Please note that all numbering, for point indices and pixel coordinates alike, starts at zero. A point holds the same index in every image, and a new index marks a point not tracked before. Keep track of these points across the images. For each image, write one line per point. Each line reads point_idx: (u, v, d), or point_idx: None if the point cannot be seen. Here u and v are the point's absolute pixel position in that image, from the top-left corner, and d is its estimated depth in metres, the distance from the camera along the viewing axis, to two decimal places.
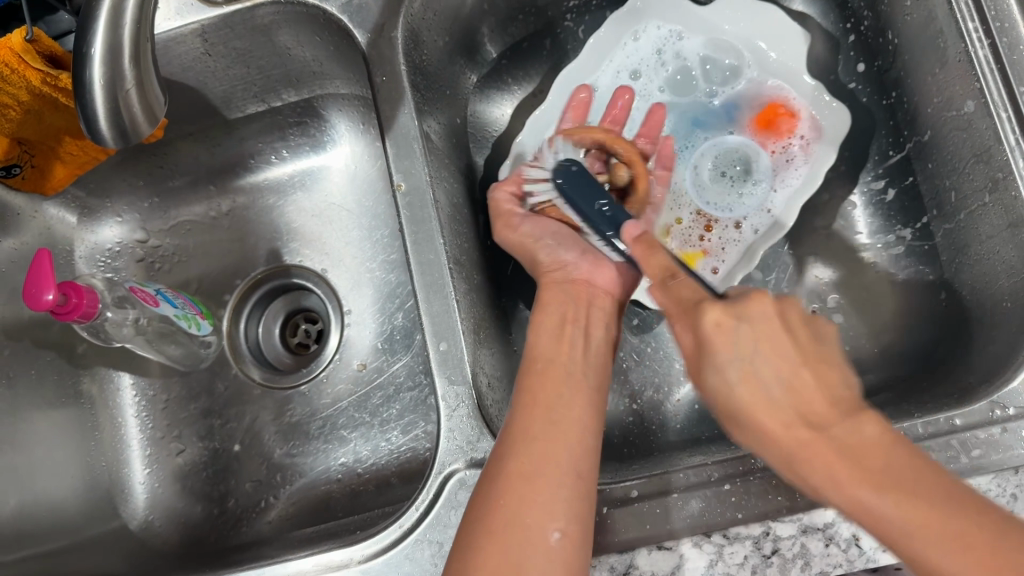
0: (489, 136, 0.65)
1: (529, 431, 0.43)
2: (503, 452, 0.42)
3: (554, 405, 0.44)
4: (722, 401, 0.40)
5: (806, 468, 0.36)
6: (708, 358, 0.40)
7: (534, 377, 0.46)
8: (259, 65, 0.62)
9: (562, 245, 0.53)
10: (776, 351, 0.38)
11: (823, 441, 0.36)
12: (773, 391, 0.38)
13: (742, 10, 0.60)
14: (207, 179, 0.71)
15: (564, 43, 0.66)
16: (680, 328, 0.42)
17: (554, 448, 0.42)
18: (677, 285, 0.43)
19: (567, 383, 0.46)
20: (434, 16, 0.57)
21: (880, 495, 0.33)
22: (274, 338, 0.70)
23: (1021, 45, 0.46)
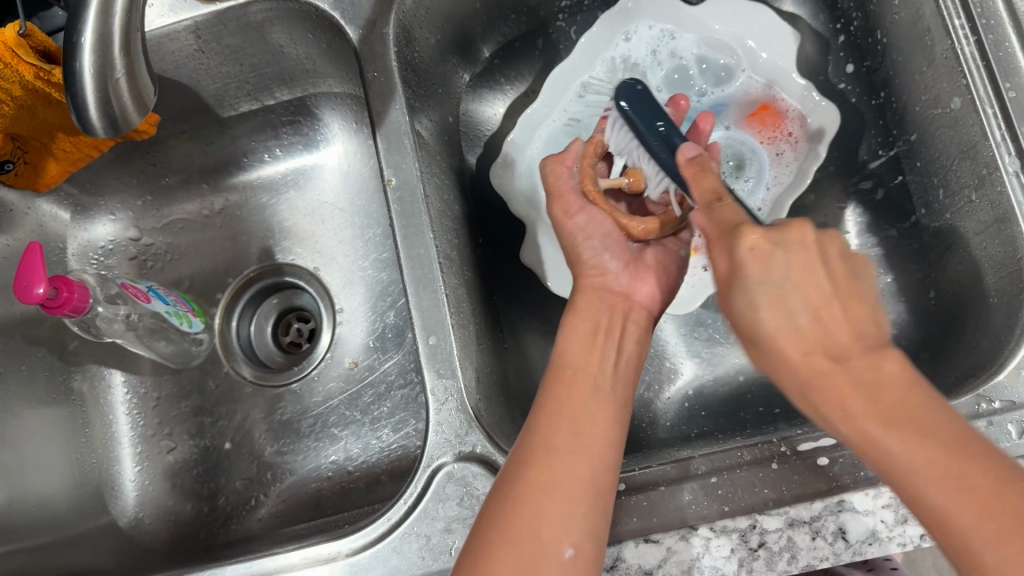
0: (481, 135, 0.65)
1: (552, 441, 0.42)
2: (521, 462, 0.42)
3: (579, 417, 0.44)
4: (749, 323, 0.40)
5: (821, 398, 0.37)
6: (738, 281, 0.40)
7: (561, 387, 0.46)
8: (252, 63, 0.62)
9: (607, 250, 0.53)
10: (807, 279, 0.39)
11: (840, 372, 0.37)
12: (800, 316, 0.39)
13: (734, 9, 0.61)
14: (200, 178, 0.71)
15: (556, 42, 0.66)
16: (715, 250, 0.42)
17: (578, 461, 0.41)
18: (730, 207, 0.43)
19: (593, 397, 0.46)
20: (426, 14, 0.57)
21: (889, 431, 0.34)
22: (266, 336, 0.70)
23: (1006, 42, 0.47)
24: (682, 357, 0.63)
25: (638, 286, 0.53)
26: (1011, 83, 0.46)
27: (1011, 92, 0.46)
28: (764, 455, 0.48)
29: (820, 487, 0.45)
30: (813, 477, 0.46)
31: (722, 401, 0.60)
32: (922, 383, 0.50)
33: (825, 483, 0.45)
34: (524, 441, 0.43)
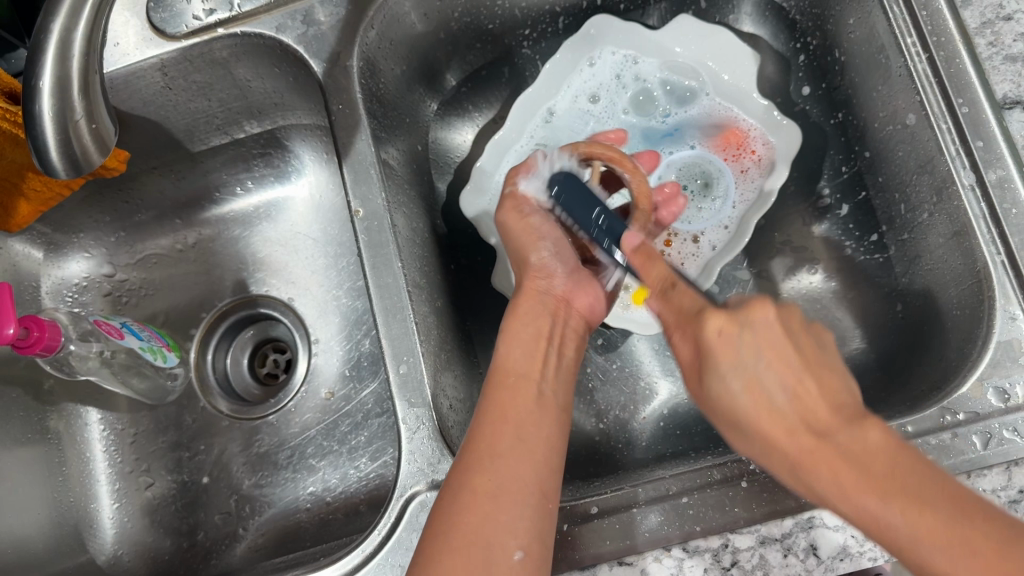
0: (450, 162, 0.65)
1: (495, 447, 0.43)
2: (465, 466, 0.42)
3: (522, 418, 0.45)
4: (729, 408, 0.42)
5: (810, 476, 0.37)
6: (711, 365, 0.43)
7: (503, 391, 0.47)
8: (219, 98, 0.63)
9: (558, 255, 0.55)
10: (779, 357, 0.41)
11: (829, 448, 0.37)
12: (778, 400, 0.40)
13: (694, 31, 0.61)
14: (173, 213, 0.71)
15: (523, 69, 0.67)
16: (677, 335, 0.45)
17: (520, 465, 0.42)
18: (682, 291, 0.45)
19: (536, 399, 0.46)
20: (389, 45, 0.57)
21: (884, 502, 0.34)
22: (242, 369, 0.70)
23: (957, 58, 0.48)
24: (656, 376, 0.63)
25: (577, 294, 0.55)
26: (963, 98, 0.47)
27: (964, 107, 0.47)
28: (734, 473, 0.48)
29: (790, 503, 0.45)
30: (783, 493, 0.46)
31: (696, 419, 0.61)
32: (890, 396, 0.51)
33: (796, 499, 0.45)
34: (465, 450, 0.43)
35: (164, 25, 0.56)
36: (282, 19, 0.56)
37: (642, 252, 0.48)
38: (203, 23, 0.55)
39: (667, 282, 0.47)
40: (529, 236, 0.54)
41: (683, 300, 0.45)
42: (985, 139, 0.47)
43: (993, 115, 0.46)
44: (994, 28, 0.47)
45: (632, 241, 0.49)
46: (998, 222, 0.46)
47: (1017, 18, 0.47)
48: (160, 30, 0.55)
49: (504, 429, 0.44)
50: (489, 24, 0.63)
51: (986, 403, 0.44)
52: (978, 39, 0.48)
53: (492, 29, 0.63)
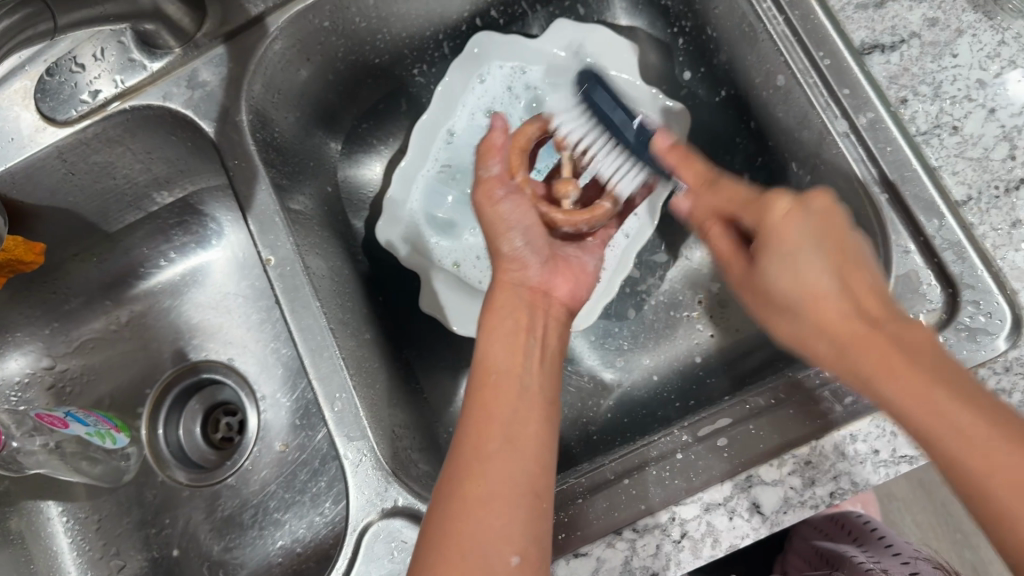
0: (364, 199, 0.66)
1: (483, 450, 0.41)
2: (454, 474, 0.41)
3: (508, 423, 0.43)
4: (781, 294, 0.42)
5: (864, 365, 0.37)
6: (769, 250, 0.42)
7: (486, 389, 0.45)
8: (124, 175, 0.63)
9: (529, 246, 0.53)
10: (836, 244, 0.41)
11: (881, 336, 0.37)
12: (829, 285, 0.40)
13: (572, 34, 0.62)
14: (102, 296, 0.71)
15: (419, 97, 0.68)
16: (715, 231, 0.48)
17: (509, 470, 0.41)
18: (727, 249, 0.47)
19: (521, 396, 0.45)
20: (277, 95, 0.58)
21: (950, 406, 0.34)
22: (196, 437, 0.70)
23: (812, 14, 0.50)
24: (597, 370, 0.64)
25: (555, 283, 0.53)
26: (824, 51, 0.49)
27: (826, 60, 0.49)
28: (667, 449, 0.49)
29: (724, 468, 0.46)
30: (715, 460, 0.47)
31: (641, 404, 0.62)
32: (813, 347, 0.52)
33: (730, 464, 0.46)
34: (453, 459, 0.42)
35: (54, 112, 0.56)
36: (167, 88, 0.57)
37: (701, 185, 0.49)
38: (91, 105, 0.56)
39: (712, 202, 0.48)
40: (499, 229, 0.52)
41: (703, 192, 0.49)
42: (851, 86, 0.48)
43: (854, 63, 0.48)
44: None
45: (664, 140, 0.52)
46: (875, 163, 0.48)
47: None
48: (51, 119, 0.56)
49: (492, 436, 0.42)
50: (376, 59, 0.63)
51: None
52: None
53: (380, 63, 0.64)
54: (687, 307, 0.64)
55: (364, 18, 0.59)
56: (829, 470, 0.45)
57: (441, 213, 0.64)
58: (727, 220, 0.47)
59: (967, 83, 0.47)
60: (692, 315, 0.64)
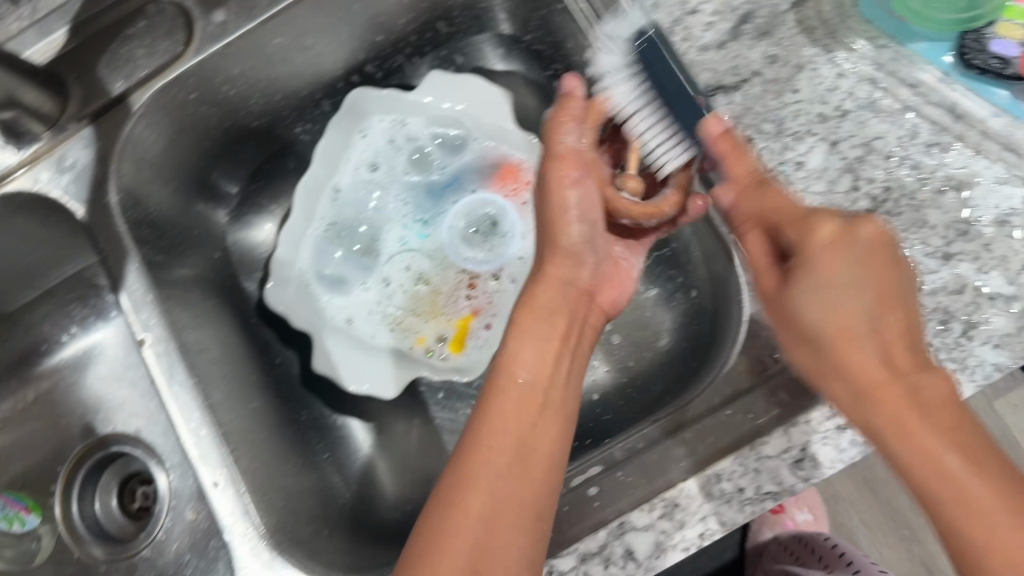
0: (258, 260, 0.66)
1: (492, 465, 0.40)
2: (452, 480, 0.40)
3: (525, 436, 0.41)
4: (805, 325, 0.40)
5: (870, 412, 0.38)
6: (801, 278, 0.40)
7: (498, 397, 0.43)
8: (11, 257, 0.63)
9: (587, 223, 0.48)
10: (845, 291, 0.39)
11: (898, 386, 0.37)
12: (860, 325, 0.38)
13: (446, 83, 0.63)
14: (8, 375, 0.71)
15: (305, 156, 0.68)
16: (752, 240, 0.44)
17: (513, 486, 0.40)
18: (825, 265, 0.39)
19: (541, 407, 0.43)
20: (150, 170, 0.58)
21: (973, 475, 0.34)
22: (112, 509, 0.68)
23: None
24: None
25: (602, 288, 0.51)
26: None
27: None
28: None
29: (600, 518, 0.46)
30: (591, 508, 0.46)
31: None
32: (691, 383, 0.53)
33: (603, 513, 0.46)
34: (447, 474, 0.41)
35: None
36: (38, 171, 0.56)
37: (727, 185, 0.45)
38: None
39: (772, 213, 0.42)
40: (560, 212, 0.48)
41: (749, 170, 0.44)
42: None
43: (700, 106, 0.50)
44: (684, 24, 0.50)
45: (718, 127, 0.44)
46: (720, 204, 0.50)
47: (701, 10, 0.50)
48: None
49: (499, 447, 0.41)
50: (253, 122, 0.63)
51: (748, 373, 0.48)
52: (672, 37, 0.50)
53: (258, 126, 0.64)
54: None
55: (233, 86, 0.59)
56: (697, 512, 0.45)
57: (330, 270, 0.63)
58: (766, 232, 0.43)
59: (809, 118, 0.48)
60: None
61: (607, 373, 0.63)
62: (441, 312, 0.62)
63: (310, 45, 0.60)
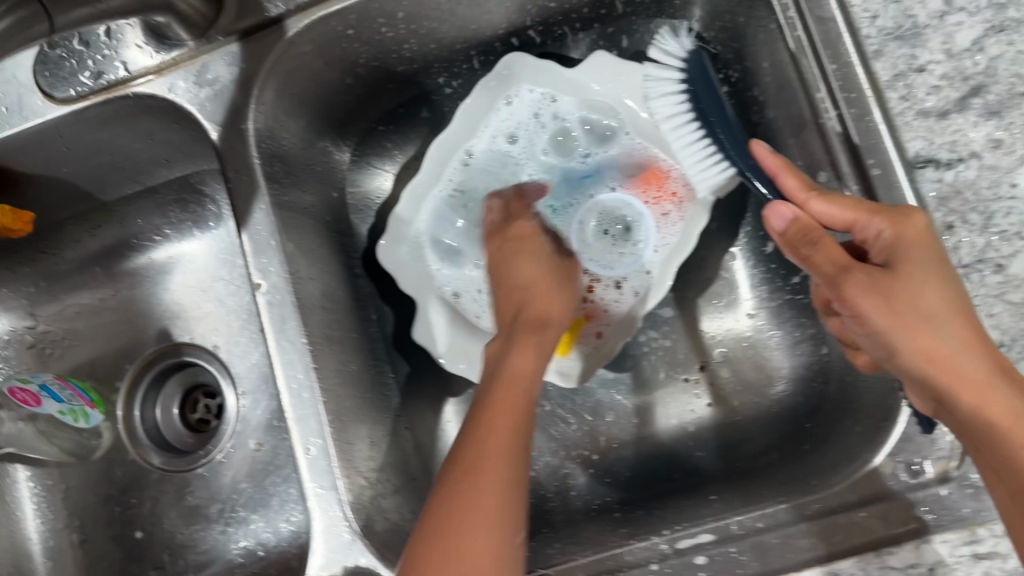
0: (370, 205, 0.64)
1: (448, 522, 0.38)
2: (429, 531, 0.38)
3: (480, 474, 0.39)
4: (922, 305, 0.40)
5: (948, 385, 0.39)
6: (897, 278, 0.41)
7: (476, 452, 0.41)
8: (124, 153, 0.61)
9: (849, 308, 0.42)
10: (940, 286, 0.40)
11: (959, 359, 0.39)
12: (942, 312, 0.40)
13: (610, 68, 0.58)
14: (93, 262, 0.69)
15: (441, 107, 0.64)
16: (858, 277, 0.41)
17: (480, 536, 0.38)
18: (826, 246, 0.42)
19: (483, 440, 0.41)
20: (288, 103, 0.55)
21: (1008, 405, 0.38)
22: (173, 417, 0.68)
23: (868, 116, 0.46)
24: (589, 420, 0.61)
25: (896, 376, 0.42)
26: (874, 158, 0.46)
27: (875, 168, 0.46)
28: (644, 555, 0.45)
29: None
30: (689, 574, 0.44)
31: (627, 464, 0.59)
32: (812, 453, 0.51)
33: None
34: (436, 509, 0.39)
35: (54, 89, 0.53)
36: (174, 79, 0.53)
37: (822, 238, 0.42)
38: (92, 88, 0.53)
39: (810, 241, 0.42)
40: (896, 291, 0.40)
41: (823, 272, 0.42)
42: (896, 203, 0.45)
43: (906, 179, 0.45)
44: (907, 80, 0.45)
45: (762, 150, 0.48)
46: None
47: (931, 69, 0.45)
48: (50, 95, 0.53)
49: (471, 518, 0.38)
50: (399, 67, 0.59)
51: (897, 479, 0.43)
52: (889, 93, 0.45)
53: (402, 71, 0.60)
54: (687, 368, 0.61)
55: (393, 29, 0.55)
56: None
57: (447, 239, 0.61)
58: (838, 257, 0.41)
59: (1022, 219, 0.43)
60: (691, 379, 0.60)
61: (708, 408, 0.60)
62: None
63: (482, 2, 0.55)
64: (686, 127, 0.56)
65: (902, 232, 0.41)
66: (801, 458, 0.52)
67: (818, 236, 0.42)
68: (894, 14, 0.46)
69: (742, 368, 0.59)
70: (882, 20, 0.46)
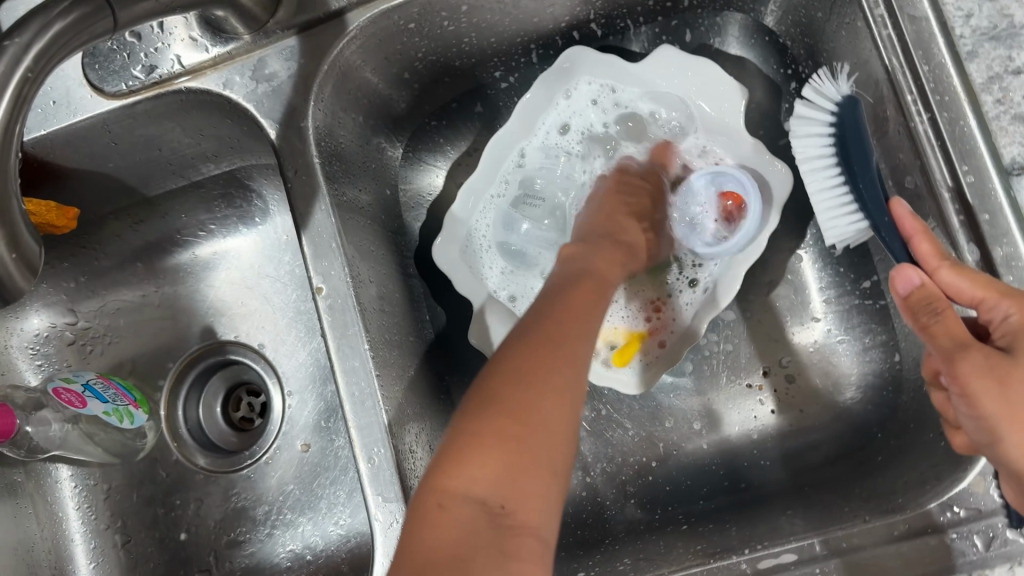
0: (422, 202, 0.62)
1: (503, 405, 0.37)
2: (476, 414, 0.37)
3: (543, 375, 0.38)
4: None
5: None
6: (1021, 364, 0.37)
7: (536, 352, 0.39)
8: (171, 147, 0.59)
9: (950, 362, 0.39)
10: None
11: None
12: None
13: (677, 64, 0.56)
14: (134, 257, 0.67)
15: (496, 101, 0.62)
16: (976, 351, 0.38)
17: (528, 429, 0.36)
18: (949, 318, 0.39)
19: (555, 353, 0.40)
20: (346, 97, 0.53)
21: None
22: (215, 417, 0.66)
23: (962, 120, 0.44)
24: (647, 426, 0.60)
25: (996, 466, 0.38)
26: (968, 166, 0.44)
27: (969, 176, 0.44)
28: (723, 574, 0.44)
29: None
30: None
31: (687, 472, 0.58)
32: (887, 467, 0.50)
33: None
34: (486, 393, 0.38)
35: (103, 82, 0.51)
36: (229, 74, 0.51)
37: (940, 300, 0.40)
38: (144, 82, 0.51)
39: (931, 307, 0.39)
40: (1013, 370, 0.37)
41: (933, 334, 0.39)
42: (991, 212, 0.43)
43: (1001, 186, 0.43)
44: (1003, 83, 0.43)
45: (901, 210, 0.44)
46: None
47: None
48: (98, 89, 0.51)
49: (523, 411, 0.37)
50: (457, 62, 0.58)
51: (988, 499, 0.42)
52: (984, 96, 0.44)
53: (461, 66, 0.58)
54: (749, 374, 0.59)
55: (455, 23, 0.53)
56: None
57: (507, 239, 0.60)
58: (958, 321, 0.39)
59: None
60: (754, 385, 0.59)
61: (771, 414, 0.58)
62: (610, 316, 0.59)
63: None
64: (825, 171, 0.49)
65: None
66: (873, 472, 0.50)
67: (941, 305, 0.39)
68: (990, 14, 0.44)
69: (806, 375, 0.58)
70: (977, 20, 0.44)
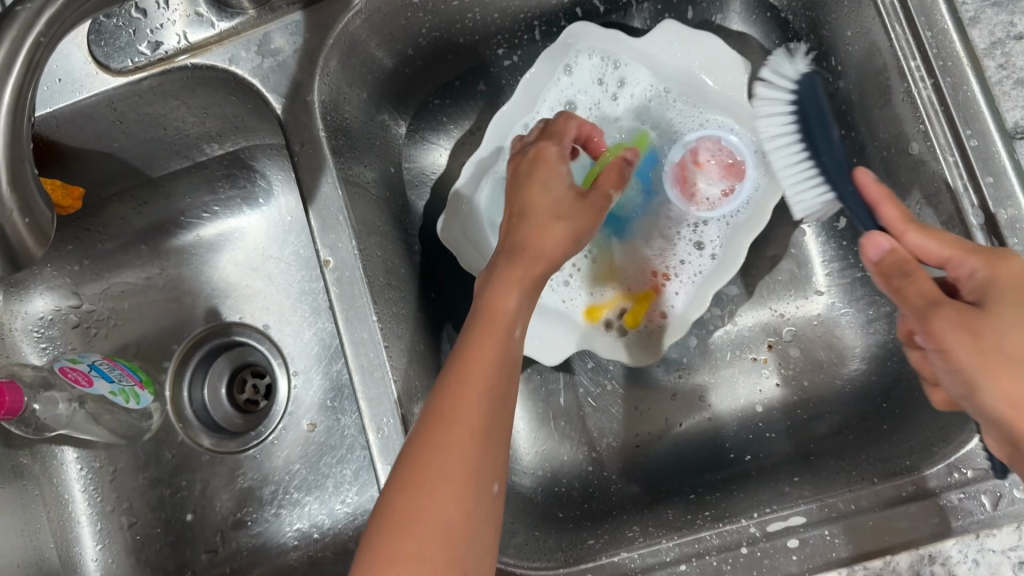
0: (426, 180, 0.62)
1: (425, 454, 0.36)
2: (400, 471, 0.36)
3: (456, 415, 0.37)
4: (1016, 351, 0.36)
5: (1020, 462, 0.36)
6: (987, 319, 0.37)
7: (450, 384, 0.38)
8: (175, 126, 0.59)
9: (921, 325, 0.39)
10: None
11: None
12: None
13: (680, 39, 0.56)
14: (138, 239, 0.67)
15: (499, 79, 0.62)
16: (949, 316, 0.37)
17: (448, 475, 0.35)
18: (920, 278, 0.38)
19: (469, 375, 0.39)
20: (351, 71, 0.53)
21: None
22: (221, 398, 0.67)
23: (965, 85, 0.44)
24: (652, 400, 0.60)
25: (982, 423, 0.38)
26: (972, 130, 0.44)
27: (973, 140, 0.44)
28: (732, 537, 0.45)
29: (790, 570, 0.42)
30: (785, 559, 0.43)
31: (692, 445, 0.58)
32: (893, 434, 0.50)
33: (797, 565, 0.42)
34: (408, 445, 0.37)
35: (109, 59, 0.51)
36: (235, 50, 0.51)
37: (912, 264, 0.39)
38: (149, 58, 0.51)
39: (905, 273, 0.39)
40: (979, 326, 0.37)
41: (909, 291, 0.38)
42: (995, 174, 0.44)
43: (1004, 150, 0.43)
44: (1005, 48, 0.44)
45: (866, 179, 0.44)
46: None
47: None
48: (104, 66, 0.51)
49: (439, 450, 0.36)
50: (460, 39, 0.58)
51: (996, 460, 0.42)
52: (987, 61, 0.44)
53: (464, 43, 0.58)
54: (753, 348, 0.59)
55: None
56: None
57: None
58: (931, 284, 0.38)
59: None
60: (758, 359, 0.59)
61: (776, 386, 0.58)
62: (619, 280, 0.60)
63: None
64: (789, 147, 0.52)
65: (997, 268, 0.39)
66: (879, 440, 0.51)
67: (911, 267, 0.38)
68: None
69: (810, 347, 0.58)
70: None
